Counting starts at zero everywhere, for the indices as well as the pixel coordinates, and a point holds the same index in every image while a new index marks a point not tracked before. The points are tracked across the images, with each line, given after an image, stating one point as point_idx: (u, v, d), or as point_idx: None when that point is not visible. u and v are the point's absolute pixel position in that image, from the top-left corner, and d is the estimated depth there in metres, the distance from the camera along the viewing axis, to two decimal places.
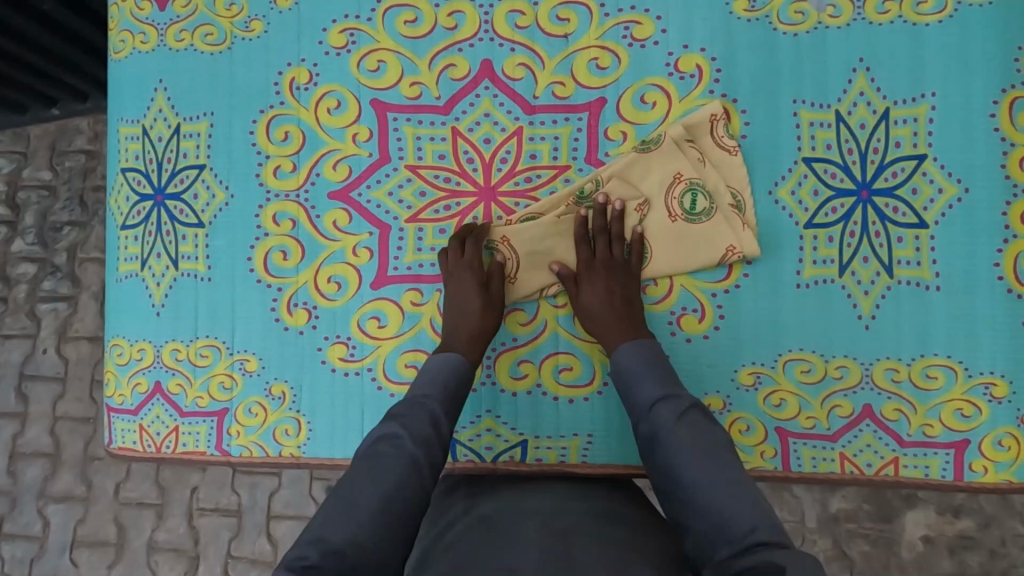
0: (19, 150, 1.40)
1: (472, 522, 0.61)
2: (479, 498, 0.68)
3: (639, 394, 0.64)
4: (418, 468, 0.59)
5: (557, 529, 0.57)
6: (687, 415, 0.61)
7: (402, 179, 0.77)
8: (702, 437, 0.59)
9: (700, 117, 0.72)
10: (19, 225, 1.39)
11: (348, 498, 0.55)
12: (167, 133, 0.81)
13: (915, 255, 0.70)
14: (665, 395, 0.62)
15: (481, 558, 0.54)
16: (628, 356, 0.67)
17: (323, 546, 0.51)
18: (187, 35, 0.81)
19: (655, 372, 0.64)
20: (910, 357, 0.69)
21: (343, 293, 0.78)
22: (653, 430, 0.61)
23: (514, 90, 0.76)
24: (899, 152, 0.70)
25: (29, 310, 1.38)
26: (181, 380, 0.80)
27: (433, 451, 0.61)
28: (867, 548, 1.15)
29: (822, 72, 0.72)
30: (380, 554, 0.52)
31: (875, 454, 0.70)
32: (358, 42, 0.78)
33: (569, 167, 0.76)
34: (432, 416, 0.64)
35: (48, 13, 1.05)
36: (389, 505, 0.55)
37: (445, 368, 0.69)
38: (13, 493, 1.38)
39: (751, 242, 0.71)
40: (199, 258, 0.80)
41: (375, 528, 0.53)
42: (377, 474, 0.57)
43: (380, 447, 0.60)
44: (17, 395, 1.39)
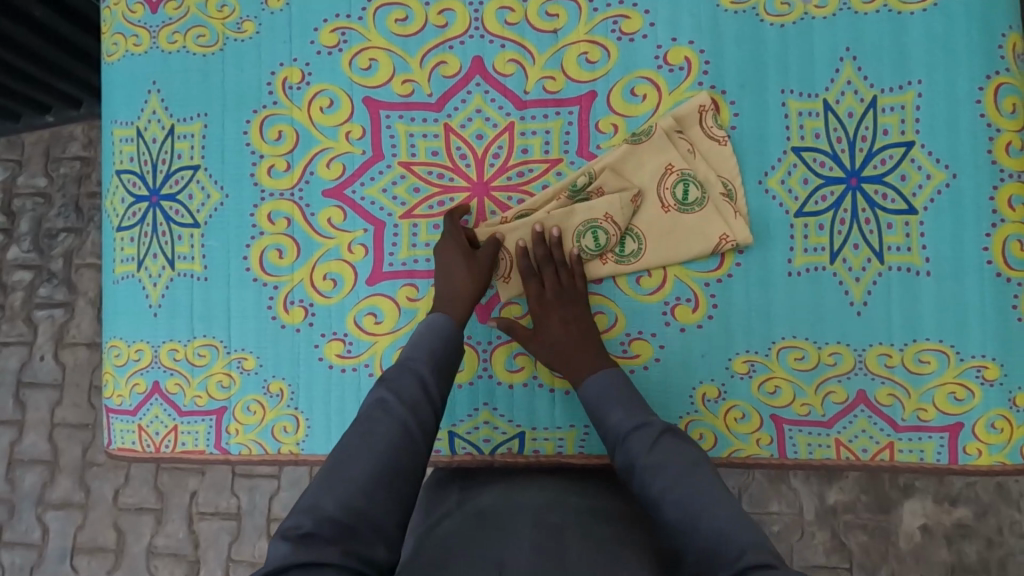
0: (13, 157, 1.41)
1: (468, 516, 0.63)
2: (475, 493, 0.68)
3: (612, 426, 0.65)
4: (409, 433, 0.61)
5: (550, 525, 0.58)
6: (659, 442, 0.62)
7: (396, 176, 0.78)
8: (675, 460, 0.60)
9: (688, 108, 0.73)
10: (14, 232, 1.40)
11: (342, 468, 0.57)
12: (161, 134, 0.82)
13: (905, 241, 0.71)
14: (635, 425, 0.64)
15: (472, 548, 0.55)
16: (596, 389, 0.69)
17: (318, 514, 0.53)
18: (179, 37, 0.82)
19: (621, 407, 0.66)
20: (902, 342, 0.70)
21: (339, 290, 0.78)
22: (628, 459, 0.62)
23: (506, 86, 0.77)
24: (887, 140, 0.71)
25: (25, 317, 1.39)
26: (180, 379, 0.80)
27: (422, 414, 0.64)
28: (865, 539, 1.16)
29: (810, 63, 0.73)
30: (375, 516, 0.55)
31: (870, 439, 0.71)
32: (349, 41, 0.79)
33: (561, 161, 0.76)
34: (420, 379, 0.66)
35: (41, 20, 1.05)
36: (382, 472, 0.57)
37: (431, 331, 0.70)
38: (11, 501, 1.38)
39: (744, 230, 0.72)
40: (195, 258, 0.81)
41: (369, 495, 0.55)
42: (369, 443, 0.59)
43: (372, 414, 0.62)
44: (15, 402, 1.39)
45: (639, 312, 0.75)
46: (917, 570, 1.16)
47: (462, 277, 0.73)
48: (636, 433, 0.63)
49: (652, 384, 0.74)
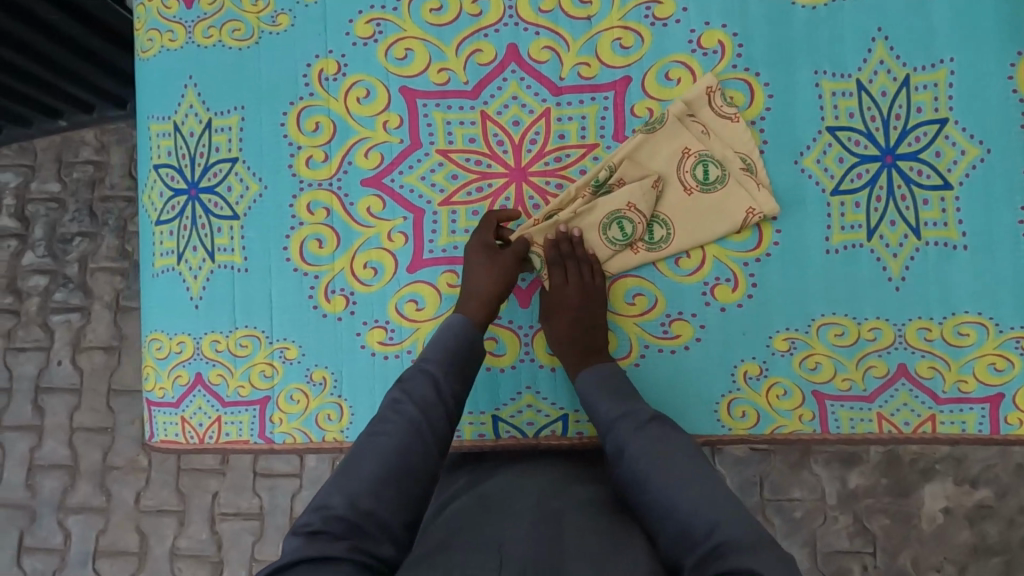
0: (27, 163, 1.43)
1: (470, 498, 0.65)
2: (485, 478, 0.70)
3: (600, 415, 0.67)
4: (420, 433, 0.61)
5: (550, 508, 0.60)
6: (646, 428, 0.63)
7: (434, 164, 0.78)
8: (660, 446, 0.61)
9: (696, 91, 0.75)
10: (29, 239, 1.42)
11: (353, 466, 0.58)
12: (199, 128, 0.82)
13: (942, 216, 0.72)
14: (622, 413, 0.65)
15: (474, 528, 0.57)
16: (586, 382, 0.70)
17: (325, 513, 0.54)
18: (215, 32, 0.83)
19: (611, 395, 0.68)
20: (940, 316, 0.71)
21: (379, 278, 0.79)
22: (617, 446, 0.63)
23: (541, 73, 0.78)
24: (921, 117, 0.72)
25: (42, 322, 1.41)
26: (222, 370, 0.81)
27: (434, 414, 0.64)
28: (887, 522, 1.17)
29: (843, 43, 0.74)
30: (381, 515, 0.55)
31: (911, 412, 0.72)
32: (385, 32, 0.80)
33: (597, 145, 0.77)
34: (432, 379, 0.66)
35: (53, 24, 1.07)
36: (391, 470, 0.58)
37: (446, 331, 0.70)
38: (32, 506, 1.39)
39: (769, 201, 0.73)
40: (235, 250, 0.81)
41: (376, 494, 0.56)
42: (378, 442, 0.60)
43: (384, 414, 0.63)
44: (34, 407, 1.40)
45: (679, 293, 0.76)
46: (939, 552, 1.17)
47: (480, 271, 0.74)
48: (624, 421, 0.65)
49: (691, 364, 0.75)
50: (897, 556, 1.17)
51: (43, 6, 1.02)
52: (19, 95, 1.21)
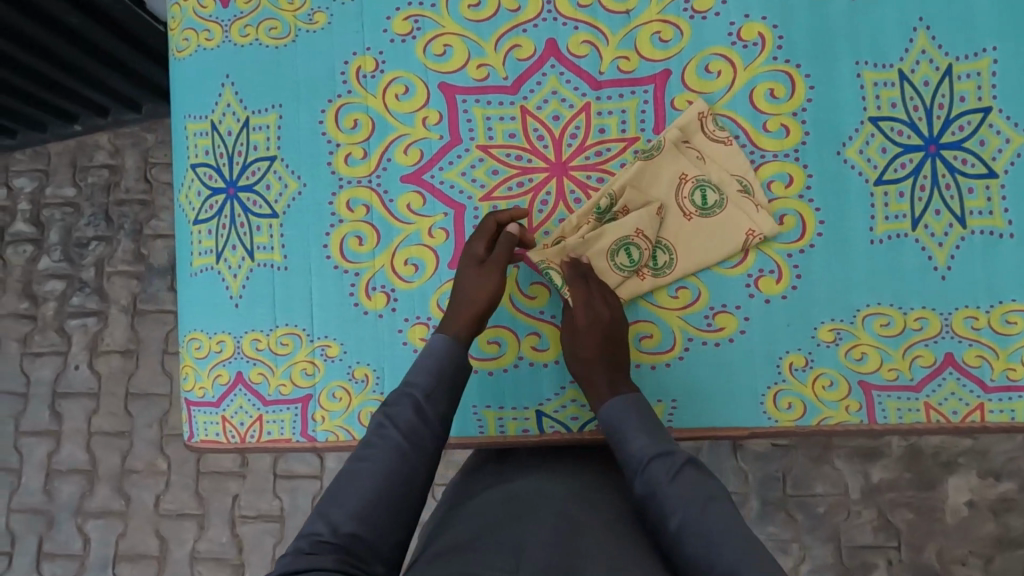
0: (42, 167, 1.43)
1: (495, 498, 0.65)
2: (511, 478, 0.70)
3: (632, 451, 0.63)
4: (404, 457, 0.59)
5: (572, 516, 0.59)
6: (680, 471, 0.60)
7: (474, 159, 0.79)
8: (697, 493, 0.57)
9: (689, 116, 0.75)
10: (44, 243, 1.42)
11: (340, 488, 0.57)
12: (236, 127, 0.82)
13: (987, 205, 0.72)
14: (657, 451, 0.61)
15: (502, 526, 0.58)
16: (616, 412, 0.66)
17: (313, 537, 0.54)
18: (251, 31, 0.83)
19: (645, 430, 0.64)
20: (987, 305, 0.71)
21: (420, 275, 0.79)
22: (648, 487, 0.60)
23: (580, 67, 0.78)
24: (965, 106, 0.72)
25: (58, 326, 1.41)
26: (263, 368, 0.81)
27: (420, 438, 0.61)
28: (911, 516, 1.17)
29: (884, 33, 0.74)
30: (371, 539, 0.55)
31: (960, 402, 0.71)
32: (423, 28, 0.80)
33: (638, 139, 0.77)
34: (416, 404, 0.63)
35: (77, 28, 1.07)
36: (378, 493, 0.57)
37: (429, 354, 0.67)
38: (50, 512, 1.38)
39: (768, 221, 0.73)
40: (275, 248, 0.81)
41: (361, 518, 0.55)
42: (364, 467, 0.58)
43: (369, 438, 0.61)
44: (51, 412, 1.40)
45: (722, 286, 0.75)
46: (964, 546, 1.16)
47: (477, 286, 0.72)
48: (657, 459, 0.61)
49: (736, 356, 0.75)
50: (921, 550, 1.17)
51: (66, 9, 1.02)
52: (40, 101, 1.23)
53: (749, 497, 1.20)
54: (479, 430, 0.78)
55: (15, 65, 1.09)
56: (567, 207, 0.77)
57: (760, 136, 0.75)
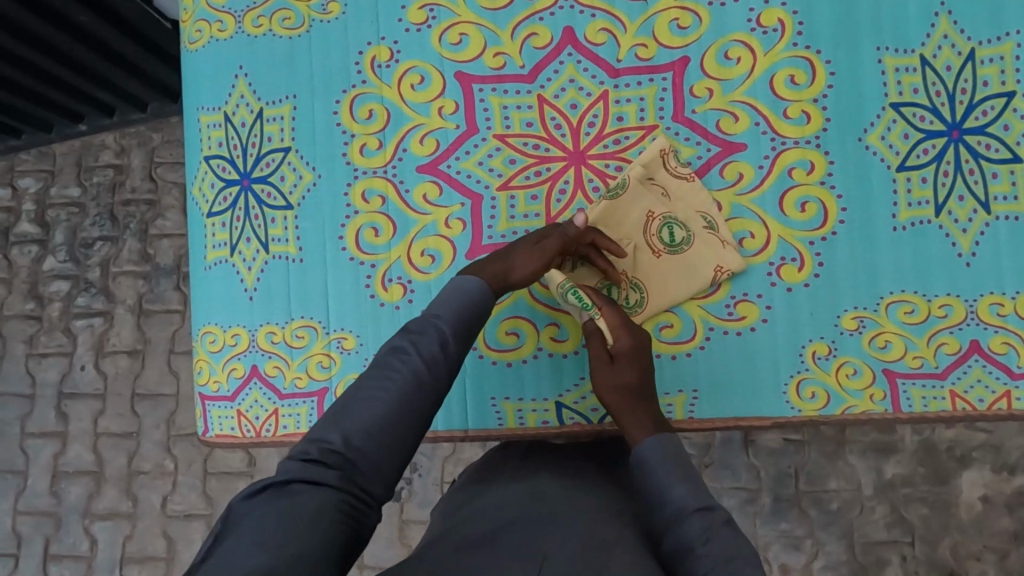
0: (47, 168, 1.43)
1: (520, 487, 0.62)
2: (540, 464, 0.68)
3: (668, 499, 0.58)
4: (422, 385, 0.57)
5: (601, 536, 0.53)
6: (719, 531, 0.55)
7: (491, 149, 0.78)
8: (732, 563, 0.52)
9: (651, 154, 0.75)
10: (49, 244, 1.41)
11: (354, 404, 0.55)
12: (250, 118, 0.82)
13: (1012, 190, 0.71)
14: (698, 505, 0.56)
15: (530, 526, 0.54)
16: (652, 453, 0.61)
17: (323, 445, 0.51)
18: (265, 21, 0.82)
19: (683, 479, 0.59)
20: (1013, 291, 0.70)
21: (438, 266, 0.78)
22: (681, 543, 0.55)
23: (598, 55, 0.77)
24: (988, 91, 0.72)
25: (64, 327, 1.40)
26: (279, 361, 0.80)
27: (439, 371, 0.59)
28: (926, 511, 1.16)
29: (905, 18, 0.73)
30: (378, 457, 0.53)
31: (986, 389, 0.71)
32: (438, 17, 0.79)
33: (656, 127, 0.76)
34: (442, 337, 0.61)
35: (85, 26, 1.06)
36: (394, 416, 0.55)
37: (458, 293, 0.65)
38: (57, 514, 1.37)
39: (736, 257, 0.73)
40: (289, 240, 0.80)
41: (374, 436, 0.53)
42: (380, 388, 0.56)
43: (389, 361, 0.58)
44: (57, 413, 1.39)
45: (744, 274, 0.75)
46: (980, 541, 1.15)
47: (520, 260, 0.70)
48: (695, 514, 0.56)
49: (758, 346, 0.74)
50: (937, 545, 1.16)
51: (75, 7, 1.01)
52: (47, 101, 1.22)
53: (762, 493, 1.19)
54: (498, 423, 0.77)
55: (25, 65, 1.09)
56: (586, 196, 0.76)
57: (781, 123, 0.75)
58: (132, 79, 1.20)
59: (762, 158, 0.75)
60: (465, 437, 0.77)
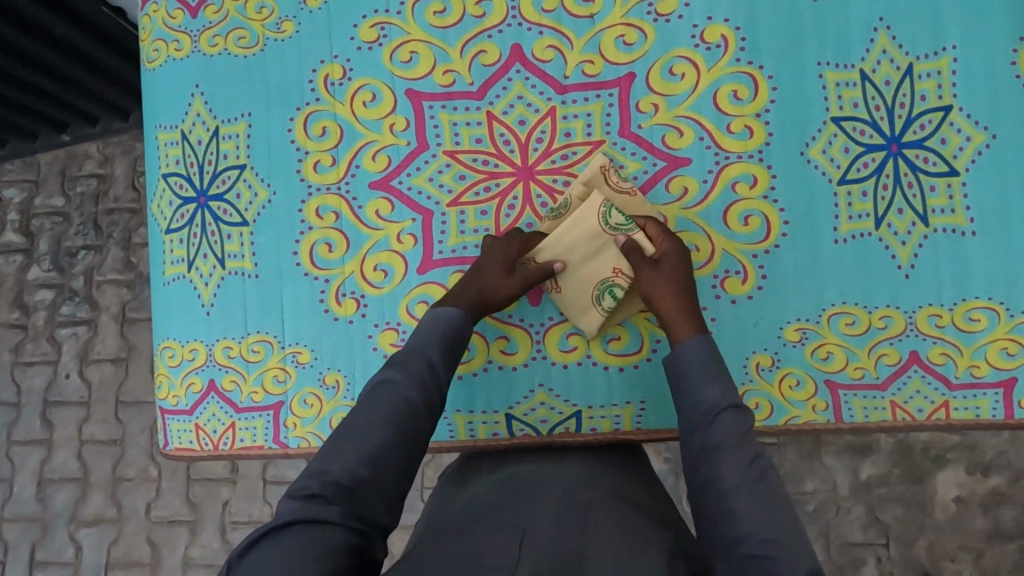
0: (31, 178, 1.44)
1: (498, 481, 0.67)
2: (512, 463, 0.72)
3: (703, 397, 0.61)
4: (415, 409, 0.61)
5: (583, 500, 0.61)
6: (747, 433, 0.58)
7: (441, 165, 0.79)
8: (754, 460, 0.56)
9: (592, 172, 0.75)
10: (34, 253, 1.43)
11: (351, 434, 0.58)
12: (206, 136, 0.83)
13: (949, 203, 0.72)
14: (731, 405, 0.60)
15: (504, 511, 0.60)
16: (693, 352, 0.65)
17: (323, 478, 0.54)
18: (220, 40, 0.83)
19: (719, 377, 0.62)
20: (951, 302, 0.72)
21: (390, 280, 0.80)
22: (712, 440, 0.58)
23: (545, 72, 0.78)
24: (925, 105, 0.73)
25: (49, 335, 1.41)
26: (235, 376, 0.81)
27: (430, 394, 0.63)
28: (901, 512, 1.17)
29: (846, 33, 0.74)
30: (378, 485, 0.55)
31: (925, 399, 0.72)
32: (389, 36, 0.80)
33: (603, 142, 0.78)
34: (429, 363, 0.65)
35: (63, 38, 1.07)
36: (389, 442, 0.58)
37: (435, 322, 0.69)
38: (45, 519, 1.39)
39: None
40: (245, 256, 0.82)
41: (373, 464, 0.56)
42: (375, 416, 0.59)
43: (379, 390, 0.61)
44: (42, 420, 1.41)
45: None
46: (955, 540, 1.16)
47: (491, 281, 0.73)
48: (727, 413, 0.60)
49: None
50: (912, 544, 1.16)
51: (49, 17, 1.02)
52: (28, 112, 1.22)
53: None
54: (450, 435, 0.78)
55: (8, 78, 1.09)
56: (534, 211, 0.78)
57: (724, 137, 0.76)
58: (112, 87, 1.21)
59: (706, 173, 0.76)
60: None
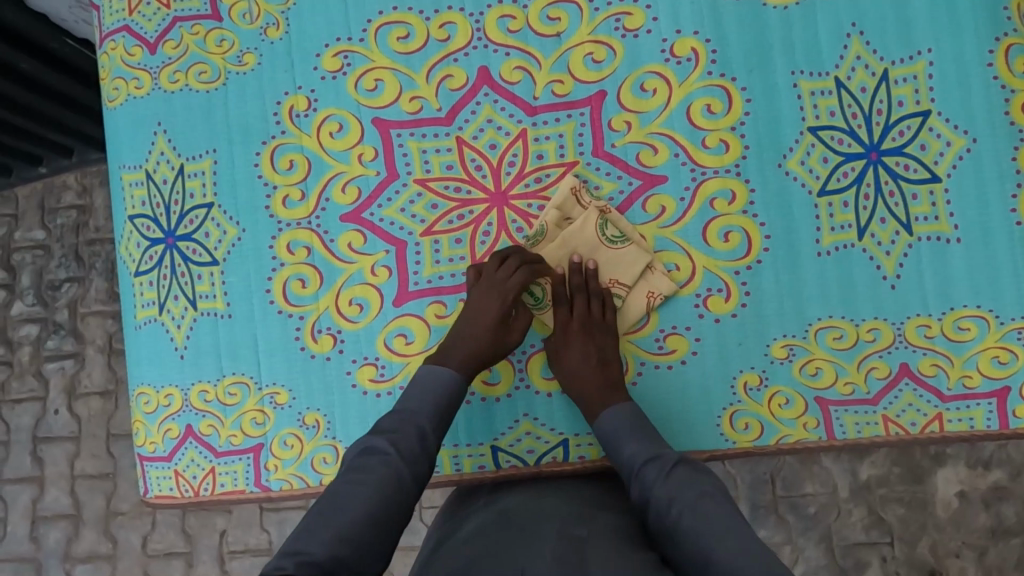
0: (9, 213, 1.36)
1: (494, 513, 0.66)
2: (507, 493, 0.72)
3: (625, 456, 0.66)
4: (401, 485, 0.62)
5: (575, 535, 0.59)
6: (670, 473, 0.62)
7: (413, 195, 0.77)
8: (686, 493, 0.60)
9: (563, 194, 0.74)
10: (16, 288, 1.35)
11: (332, 508, 0.59)
12: (171, 175, 0.81)
13: (932, 210, 0.71)
14: (648, 455, 0.64)
15: (501, 551, 0.57)
16: (612, 421, 0.68)
17: (302, 556, 0.54)
18: (181, 76, 0.81)
19: (635, 433, 0.67)
20: (940, 312, 0.70)
21: (366, 314, 0.78)
22: (643, 491, 0.63)
23: (514, 94, 0.76)
24: (903, 111, 0.72)
25: (35, 371, 1.33)
26: (212, 420, 0.79)
27: (418, 468, 0.64)
28: (903, 512, 1.14)
29: (815, 43, 0.73)
30: (354, 564, 0.55)
31: (918, 413, 0.70)
32: (353, 64, 0.78)
33: (577, 163, 0.76)
34: (420, 432, 0.66)
35: (27, 73, 1.02)
36: (370, 519, 0.58)
37: (434, 382, 0.69)
38: (38, 559, 1.31)
39: (665, 281, 0.73)
40: (217, 296, 0.80)
41: (352, 543, 0.56)
42: (357, 491, 0.60)
43: (368, 460, 0.63)
44: (32, 458, 1.33)
45: (671, 305, 0.74)
46: (958, 538, 1.14)
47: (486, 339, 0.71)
48: (649, 464, 0.64)
49: (690, 379, 0.73)
50: (915, 545, 1.14)
51: (15, 55, 0.97)
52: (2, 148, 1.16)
53: (739, 501, 1.16)
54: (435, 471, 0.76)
55: None
56: (510, 236, 0.76)
57: (700, 153, 0.74)
58: (88, 121, 1.17)
59: (683, 190, 0.74)
60: None
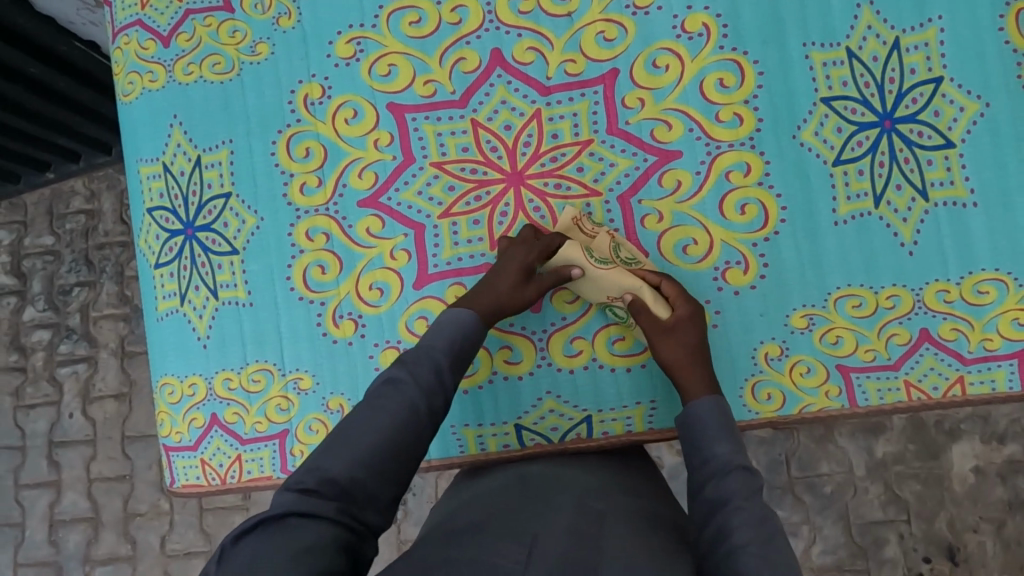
0: (19, 220, 1.37)
1: (511, 479, 0.68)
2: (524, 464, 0.73)
3: (713, 454, 0.61)
4: (416, 413, 0.60)
5: (593, 508, 0.59)
6: (755, 494, 0.57)
7: (429, 177, 0.78)
8: (766, 519, 0.55)
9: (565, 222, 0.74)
10: (27, 294, 1.35)
11: (348, 429, 0.58)
12: (188, 166, 0.82)
13: (948, 175, 0.71)
14: (741, 465, 0.59)
15: (517, 517, 0.58)
16: (705, 411, 0.64)
17: (320, 475, 0.54)
18: (195, 68, 0.82)
19: (730, 435, 0.62)
20: (958, 276, 0.71)
21: (387, 298, 0.78)
22: (722, 494, 0.58)
23: (527, 74, 0.77)
24: (915, 78, 0.72)
25: (49, 376, 1.34)
26: (237, 408, 0.80)
27: (434, 400, 0.62)
28: (920, 488, 1.15)
29: (827, 13, 0.73)
30: (368, 486, 0.55)
31: (939, 376, 0.71)
32: (366, 50, 0.79)
33: (592, 141, 0.76)
34: (436, 366, 0.64)
35: (36, 77, 1.02)
36: (387, 442, 0.57)
37: (454, 325, 0.67)
38: (58, 562, 1.32)
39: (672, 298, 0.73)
40: (238, 284, 0.80)
41: (368, 466, 0.55)
42: (375, 417, 0.59)
43: (383, 389, 0.61)
44: (49, 462, 1.33)
45: (691, 279, 0.74)
46: (976, 512, 1.14)
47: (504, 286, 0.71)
48: (737, 473, 0.59)
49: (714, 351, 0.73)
50: (933, 520, 1.14)
51: (24, 60, 0.97)
52: (11, 153, 1.17)
53: None
54: (460, 450, 0.77)
55: None
56: (528, 216, 0.76)
57: (714, 127, 0.74)
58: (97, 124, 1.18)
59: (699, 164, 0.75)
60: (430, 468, 0.77)
